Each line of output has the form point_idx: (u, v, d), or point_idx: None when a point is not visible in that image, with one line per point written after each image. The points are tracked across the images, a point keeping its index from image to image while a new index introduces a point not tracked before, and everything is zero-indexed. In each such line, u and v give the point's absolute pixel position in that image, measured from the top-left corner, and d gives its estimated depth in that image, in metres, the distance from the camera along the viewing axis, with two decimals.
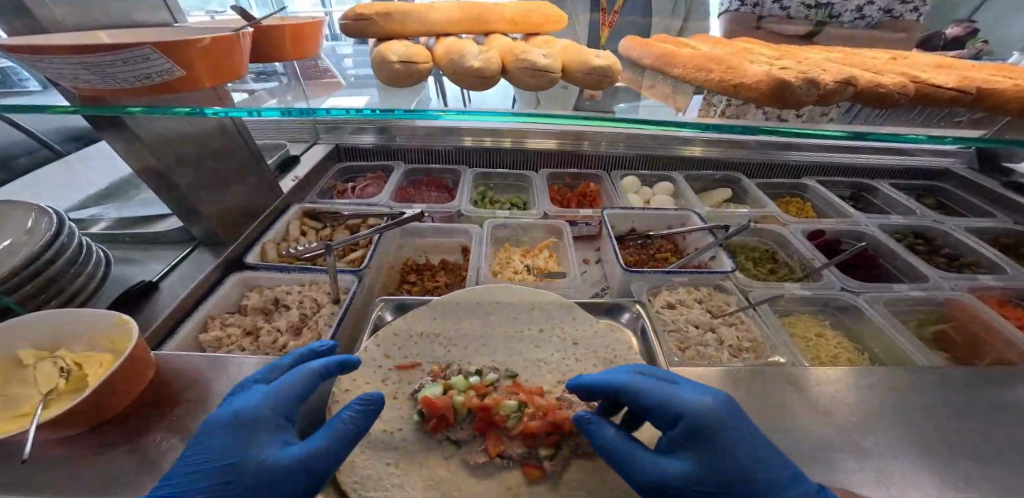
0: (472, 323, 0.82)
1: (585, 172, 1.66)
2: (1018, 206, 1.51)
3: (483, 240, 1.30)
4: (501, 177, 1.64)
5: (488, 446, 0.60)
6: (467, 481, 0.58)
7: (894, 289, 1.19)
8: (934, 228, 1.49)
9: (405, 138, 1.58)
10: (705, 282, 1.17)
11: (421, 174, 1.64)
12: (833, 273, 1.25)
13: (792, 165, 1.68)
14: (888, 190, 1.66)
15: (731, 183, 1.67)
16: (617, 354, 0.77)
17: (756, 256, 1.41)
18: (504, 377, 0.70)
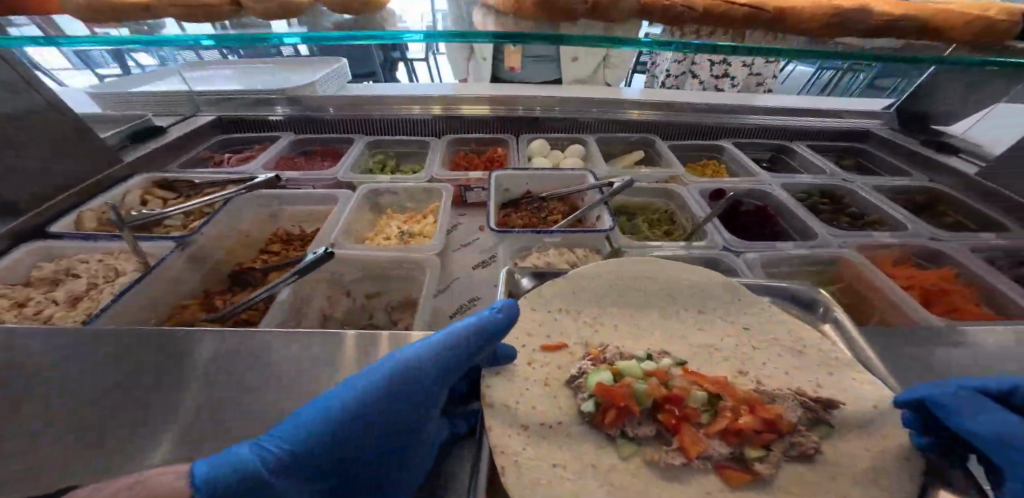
0: (620, 298, 0.69)
1: (495, 135, 1.45)
2: (939, 165, 1.22)
3: (348, 200, 1.10)
4: (399, 144, 1.44)
5: (686, 445, 0.48)
6: (659, 485, 0.47)
7: (777, 247, 0.95)
8: (844, 186, 1.23)
9: (315, 105, 1.41)
10: (582, 243, 0.96)
11: (314, 144, 1.44)
12: (717, 228, 1.01)
13: (704, 125, 1.44)
14: (807, 152, 1.40)
15: (647, 146, 1.44)
16: (809, 344, 0.61)
17: (653, 218, 1.17)
18: (665, 357, 0.58)
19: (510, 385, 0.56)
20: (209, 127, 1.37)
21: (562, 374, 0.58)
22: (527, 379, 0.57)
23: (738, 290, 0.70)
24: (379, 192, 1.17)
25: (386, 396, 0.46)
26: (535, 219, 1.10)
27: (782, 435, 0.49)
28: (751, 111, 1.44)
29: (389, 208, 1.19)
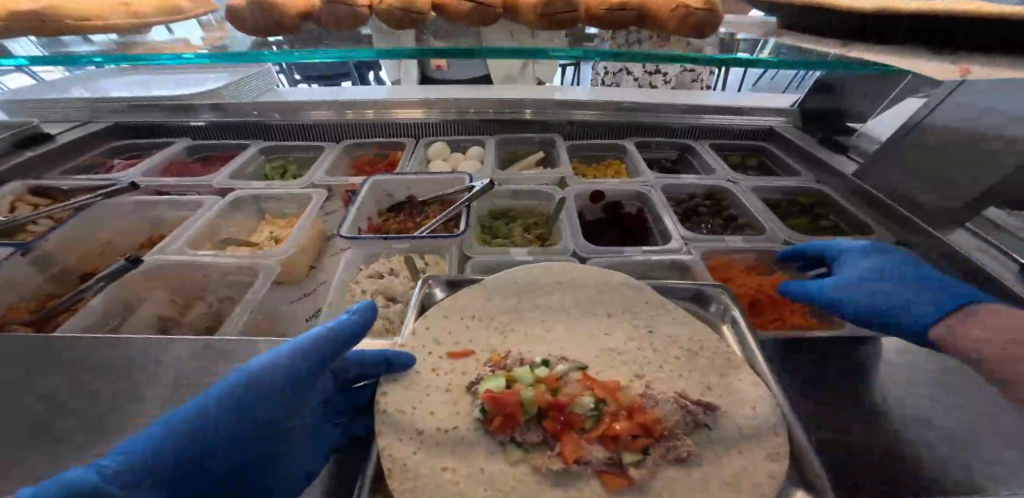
0: (533, 305, 0.82)
1: (393, 140, 1.88)
2: (820, 163, 1.46)
3: (212, 206, 1.44)
4: (302, 151, 1.91)
5: (565, 451, 0.55)
6: (540, 487, 0.54)
7: (621, 254, 1.10)
8: (727, 189, 1.44)
9: (239, 115, 1.88)
10: (431, 250, 1.15)
11: (212, 152, 1.92)
12: (575, 234, 1.18)
13: (613, 125, 1.74)
14: (705, 151, 1.67)
15: (549, 146, 1.79)
16: (704, 346, 0.72)
17: (528, 222, 1.37)
18: (560, 362, 0.67)
19: (406, 393, 0.66)
20: (107, 135, 1.83)
21: (464, 379, 0.68)
22: (429, 387, 0.67)
23: (650, 294, 0.83)
24: (247, 195, 1.52)
25: (253, 390, 0.56)
26: (411, 222, 1.35)
27: (660, 441, 0.57)
28: (688, 114, 1.71)
29: (269, 212, 1.55)
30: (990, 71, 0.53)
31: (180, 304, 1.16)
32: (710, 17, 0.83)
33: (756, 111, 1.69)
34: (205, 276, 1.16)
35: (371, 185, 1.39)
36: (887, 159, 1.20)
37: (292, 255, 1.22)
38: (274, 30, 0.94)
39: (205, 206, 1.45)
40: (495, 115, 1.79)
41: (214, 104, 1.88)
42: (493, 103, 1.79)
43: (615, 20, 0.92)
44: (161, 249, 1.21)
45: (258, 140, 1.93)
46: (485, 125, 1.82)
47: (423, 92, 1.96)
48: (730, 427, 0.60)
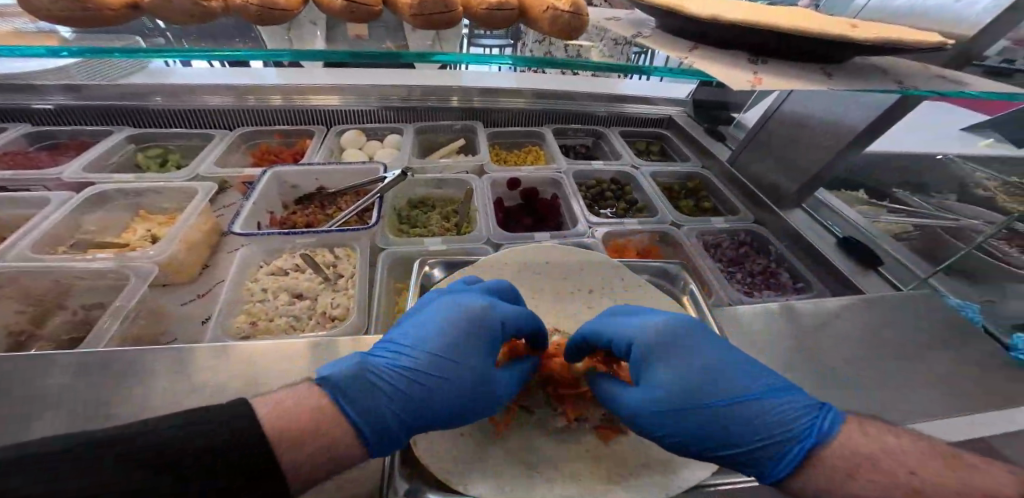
0: (524, 280, 0.87)
1: (300, 127, 1.72)
2: (705, 150, 1.72)
3: (66, 202, 1.18)
4: (184, 138, 1.64)
5: (568, 410, 0.65)
6: (547, 444, 0.62)
7: (532, 240, 1.14)
8: (628, 174, 1.58)
9: (111, 98, 1.57)
10: (342, 243, 1.06)
11: (67, 137, 1.57)
12: (488, 224, 1.18)
13: (528, 113, 1.82)
14: (613, 138, 1.84)
15: (470, 133, 1.80)
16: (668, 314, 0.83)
17: (441, 208, 1.33)
18: (554, 333, 0.77)
19: None
20: None
21: None
22: None
23: (622, 270, 0.90)
24: (116, 190, 1.26)
25: (477, 335, 0.65)
26: (320, 216, 1.24)
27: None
28: (607, 103, 1.86)
29: (146, 208, 1.30)
30: (775, 83, 0.66)
31: (36, 314, 0.92)
32: (575, 21, 0.70)
33: (658, 101, 1.92)
34: (57, 282, 0.95)
35: (271, 176, 1.26)
36: (755, 147, 1.46)
37: (175, 254, 1.06)
38: (87, 21, 0.56)
39: (50, 204, 1.17)
40: (421, 102, 1.74)
41: (78, 83, 1.54)
42: (416, 90, 1.72)
43: (496, 22, 0.72)
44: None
45: (127, 125, 1.62)
46: (393, 112, 1.75)
47: (338, 78, 1.81)
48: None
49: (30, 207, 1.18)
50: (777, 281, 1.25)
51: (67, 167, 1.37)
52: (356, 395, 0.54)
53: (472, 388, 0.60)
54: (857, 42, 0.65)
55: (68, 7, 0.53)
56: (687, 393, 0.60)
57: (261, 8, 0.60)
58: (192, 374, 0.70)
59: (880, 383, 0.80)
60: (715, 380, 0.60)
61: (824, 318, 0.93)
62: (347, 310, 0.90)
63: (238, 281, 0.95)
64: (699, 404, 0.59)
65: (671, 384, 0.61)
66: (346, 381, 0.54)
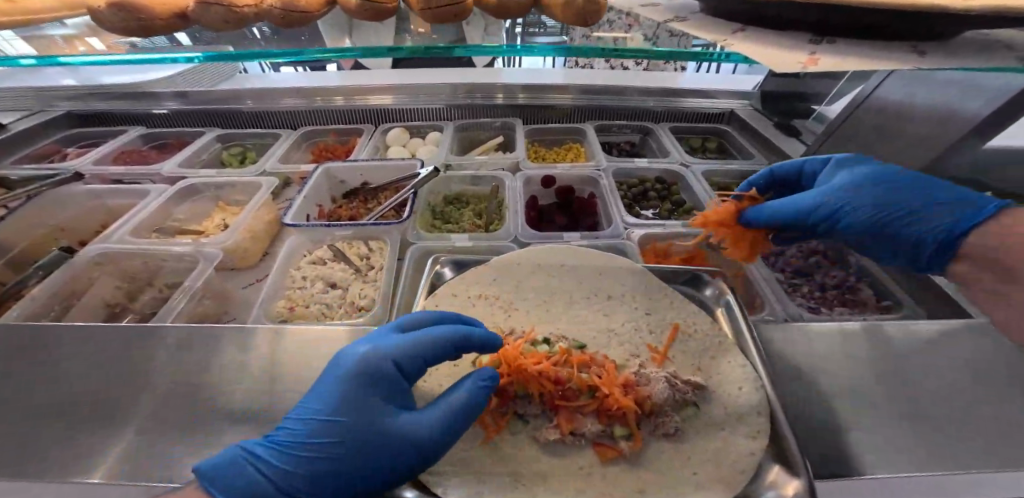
0: (538, 282, 0.85)
1: (352, 127, 1.84)
2: (770, 146, 1.53)
3: (160, 193, 1.37)
4: (257, 138, 1.83)
5: (562, 424, 0.61)
6: (537, 457, 0.60)
7: (561, 239, 1.11)
8: (677, 173, 1.46)
9: (202, 103, 1.79)
10: (377, 236, 1.11)
11: (168, 138, 1.83)
12: (517, 222, 1.16)
13: (571, 108, 1.77)
14: (663, 133, 1.71)
15: (510, 130, 1.80)
16: (697, 328, 0.76)
17: (474, 206, 1.34)
18: (560, 339, 0.71)
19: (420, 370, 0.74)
20: (60, 123, 1.76)
21: (470, 355, 0.76)
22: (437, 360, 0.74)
23: (647, 278, 0.85)
24: (199, 184, 1.44)
25: (365, 388, 0.59)
26: (361, 210, 1.32)
27: (650, 417, 0.63)
28: (658, 96, 1.74)
29: (221, 199, 1.46)
30: (834, 63, 0.55)
31: (130, 290, 1.07)
32: (591, 5, 0.67)
33: (719, 93, 1.75)
34: (147, 263, 1.11)
35: (322, 173, 1.37)
36: (834, 141, 1.26)
37: (238, 241, 1.18)
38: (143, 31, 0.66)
39: (150, 194, 1.38)
40: (465, 100, 1.77)
41: (176, 91, 1.78)
42: (462, 88, 1.76)
43: (510, 8, 0.73)
44: (100, 239, 1.15)
45: (213, 127, 1.85)
46: (453, 109, 1.79)
47: (392, 78, 1.90)
48: (716, 408, 0.65)
49: (135, 198, 1.38)
50: (854, 297, 1.04)
51: (166, 164, 1.59)
52: (234, 479, 0.50)
53: (362, 447, 0.55)
54: (947, 11, 0.52)
55: (125, 17, 0.62)
56: (869, 179, 0.82)
57: (284, 12, 0.66)
58: (234, 351, 0.78)
59: (976, 434, 0.65)
60: (892, 178, 0.80)
61: (901, 345, 0.78)
62: (372, 300, 0.94)
63: (284, 269, 1.03)
64: (874, 185, 0.81)
65: (853, 175, 0.85)
66: (221, 469, 0.51)
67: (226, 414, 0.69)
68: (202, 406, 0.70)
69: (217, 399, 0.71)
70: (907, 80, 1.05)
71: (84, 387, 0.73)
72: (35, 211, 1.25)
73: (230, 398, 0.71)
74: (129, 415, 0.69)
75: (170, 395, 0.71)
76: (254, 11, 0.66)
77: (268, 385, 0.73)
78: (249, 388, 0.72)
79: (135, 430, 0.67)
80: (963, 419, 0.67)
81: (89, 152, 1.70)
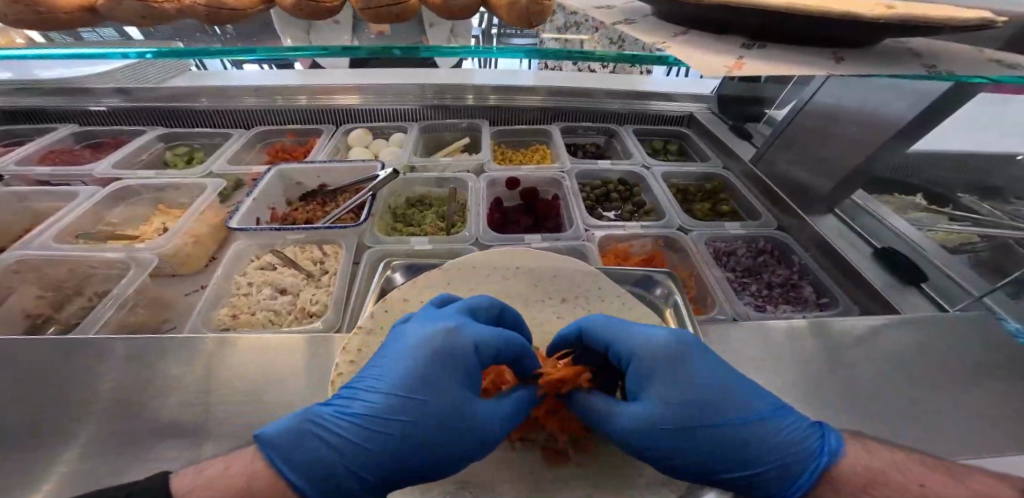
0: (493, 284, 0.82)
1: (312, 127, 1.78)
2: (726, 149, 1.58)
3: (93, 195, 1.27)
4: (208, 137, 1.73)
5: (512, 432, 0.61)
6: (485, 466, 0.58)
7: (521, 241, 1.10)
8: (639, 174, 1.48)
9: (150, 101, 1.68)
10: (331, 239, 1.07)
11: (107, 137, 1.70)
12: (479, 224, 1.14)
13: (538, 110, 1.77)
14: (626, 135, 1.74)
15: (475, 132, 1.78)
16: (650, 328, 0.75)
17: (435, 207, 1.31)
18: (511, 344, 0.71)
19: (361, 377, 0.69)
20: None
21: None
22: None
23: (602, 280, 0.83)
24: (140, 186, 1.35)
25: (438, 371, 0.58)
26: (316, 212, 1.26)
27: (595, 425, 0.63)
28: (623, 100, 1.77)
29: (165, 201, 1.37)
30: (756, 68, 0.57)
31: (52, 300, 0.97)
32: (533, 7, 0.67)
33: (681, 97, 1.79)
34: (74, 270, 1.01)
35: (276, 174, 1.31)
36: (781, 144, 1.32)
37: (179, 246, 1.10)
38: (49, 23, 0.63)
39: (80, 196, 1.27)
40: (435, 101, 1.74)
41: (118, 87, 1.66)
42: (428, 88, 1.73)
43: (455, 10, 0.72)
44: (19, 243, 1.05)
45: (160, 126, 1.74)
46: (427, 109, 1.76)
47: (355, 77, 1.84)
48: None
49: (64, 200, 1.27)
50: (798, 294, 1.09)
51: (101, 164, 1.48)
52: (291, 447, 0.50)
53: (426, 434, 0.54)
54: (862, 20, 0.54)
55: (20, 9, 0.59)
56: (696, 414, 0.55)
57: (208, 9, 0.64)
58: (161, 363, 0.71)
59: (913, 424, 0.68)
60: (715, 413, 0.55)
61: (842, 337, 0.81)
62: (325, 306, 0.90)
63: (228, 275, 0.97)
64: (698, 426, 0.55)
65: (671, 401, 0.56)
66: (283, 439, 0.50)
67: (146, 436, 0.62)
68: (121, 427, 0.63)
69: (139, 420, 0.64)
70: (836, 90, 1.11)
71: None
72: None
73: (155, 417, 0.64)
74: (32, 441, 0.61)
75: (83, 418, 0.64)
76: (174, 7, 0.64)
77: (198, 400, 0.66)
78: (177, 405, 0.66)
79: (45, 453, 0.60)
80: (900, 409, 0.70)
81: (13, 151, 1.55)
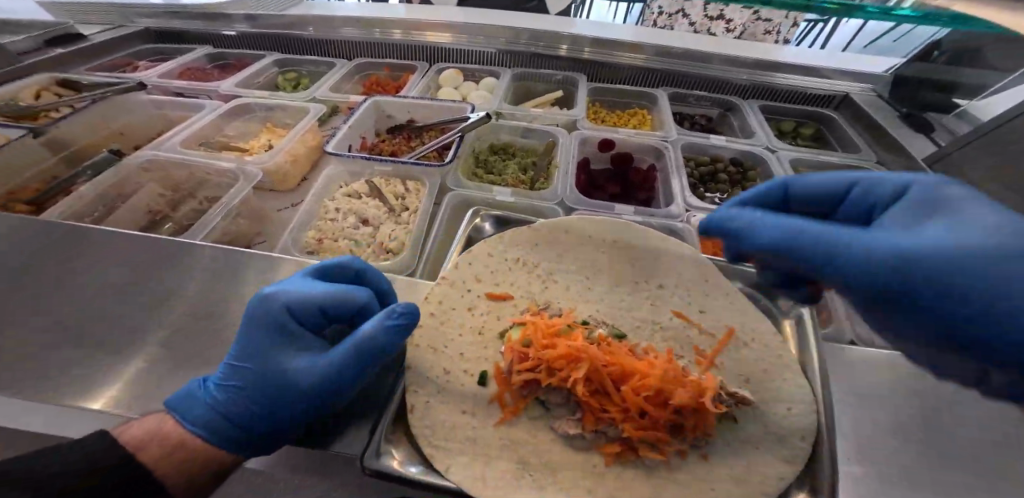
0: (582, 255, 0.75)
1: (407, 64, 1.75)
2: (886, 141, 1.29)
3: (216, 110, 1.36)
4: (312, 65, 1.78)
5: (585, 420, 0.54)
6: (552, 452, 0.54)
7: (611, 211, 0.99)
8: (759, 157, 1.27)
9: (264, 25, 1.75)
10: (415, 177, 1.05)
11: (229, 59, 1.81)
12: (565, 184, 1.06)
13: (646, 71, 1.57)
14: (749, 111, 1.49)
15: (570, 86, 1.64)
16: (758, 336, 0.65)
17: (521, 160, 1.23)
18: (599, 325, 0.63)
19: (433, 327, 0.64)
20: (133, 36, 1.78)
21: (498, 324, 0.67)
22: (464, 325, 0.66)
23: (712, 272, 0.73)
24: (252, 104, 1.42)
25: (286, 332, 0.57)
26: (404, 146, 1.25)
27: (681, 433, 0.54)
28: (754, 71, 1.48)
29: (271, 121, 1.44)
30: None
31: (173, 200, 1.06)
32: None
33: (835, 73, 1.44)
34: (194, 175, 1.10)
35: (370, 105, 1.31)
36: (978, 144, 1.01)
37: (280, 164, 1.14)
38: None
39: (205, 109, 1.37)
40: (532, 48, 1.61)
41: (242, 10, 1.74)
42: (524, 33, 1.60)
43: None
44: (154, 145, 1.16)
45: (274, 52, 1.81)
46: (508, 55, 1.66)
47: (452, 14, 1.75)
48: (756, 426, 0.57)
49: (191, 111, 1.38)
50: None
51: (224, 82, 1.57)
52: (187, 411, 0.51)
53: (289, 391, 0.53)
54: None
55: None
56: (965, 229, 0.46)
57: None
58: (251, 277, 0.74)
59: None
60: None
61: None
62: (402, 244, 0.88)
63: (318, 199, 0.99)
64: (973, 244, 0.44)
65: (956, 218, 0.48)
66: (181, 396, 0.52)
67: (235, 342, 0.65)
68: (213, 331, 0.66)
69: (226, 324, 0.67)
70: None
71: (101, 290, 0.70)
72: (99, 113, 1.26)
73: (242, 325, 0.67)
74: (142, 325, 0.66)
75: (181, 313, 0.67)
76: None
77: None
78: None
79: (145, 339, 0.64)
80: None
81: (158, 65, 1.70)
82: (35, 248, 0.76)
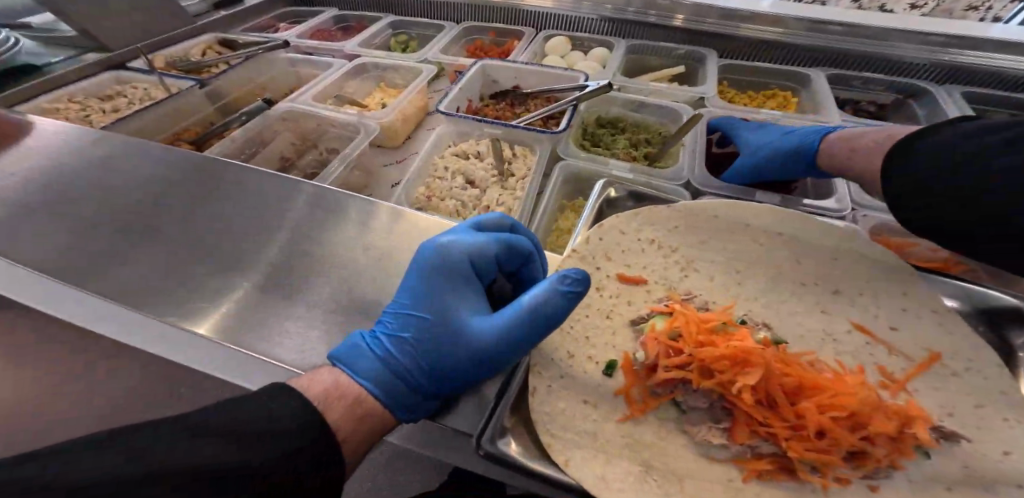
0: (730, 245, 0.65)
1: (516, 29, 1.67)
2: None
3: (340, 68, 1.41)
4: (423, 27, 1.78)
5: (735, 430, 0.46)
6: (691, 461, 0.46)
7: (751, 198, 0.84)
8: None
9: None
10: (525, 142, 0.99)
11: (351, 21, 1.88)
12: (689, 163, 0.93)
13: (793, 48, 1.33)
14: (944, 95, 1.18)
15: (696, 62, 1.44)
16: (972, 369, 0.50)
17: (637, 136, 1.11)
18: (763, 329, 0.55)
19: None
20: None
21: (629, 311, 0.60)
22: (592, 307, 0.61)
23: (909, 283, 0.58)
24: (371, 64, 1.45)
25: (451, 279, 0.55)
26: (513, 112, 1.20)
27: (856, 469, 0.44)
28: (950, 48, 1.18)
29: (385, 81, 1.47)
30: None
31: (299, 149, 1.13)
32: None
33: None
34: (320, 127, 1.16)
35: (479, 68, 1.27)
36: None
37: (394, 121, 1.15)
38: None
39: (331, 68, 1.43)
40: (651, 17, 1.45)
41: None
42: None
43: None
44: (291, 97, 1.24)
45: (388, 15, 1.85)
46: (617, 24, 1.52)
47: None
48: (957, 466, 0.44)
49: (316, 68, 1.45)
50: None
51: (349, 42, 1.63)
52: (356, 362, 0.47)
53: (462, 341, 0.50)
54: None
55: None
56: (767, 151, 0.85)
57: None
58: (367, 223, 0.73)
59: None
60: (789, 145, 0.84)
61: None
62: (509, 210, 0.83)
63: (431, 157, 0.98)
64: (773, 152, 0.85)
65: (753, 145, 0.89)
66: (345, 347, 0.49)
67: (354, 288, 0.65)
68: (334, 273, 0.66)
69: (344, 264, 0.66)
70: None
71: (243, 221, 0.74)
72: (248, 67, 1.37)
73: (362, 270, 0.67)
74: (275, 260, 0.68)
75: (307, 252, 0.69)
76: None
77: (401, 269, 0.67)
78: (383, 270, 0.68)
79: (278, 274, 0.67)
80: None
81: (295, 27, 1.81)
82: (178, 176, 0.82)
